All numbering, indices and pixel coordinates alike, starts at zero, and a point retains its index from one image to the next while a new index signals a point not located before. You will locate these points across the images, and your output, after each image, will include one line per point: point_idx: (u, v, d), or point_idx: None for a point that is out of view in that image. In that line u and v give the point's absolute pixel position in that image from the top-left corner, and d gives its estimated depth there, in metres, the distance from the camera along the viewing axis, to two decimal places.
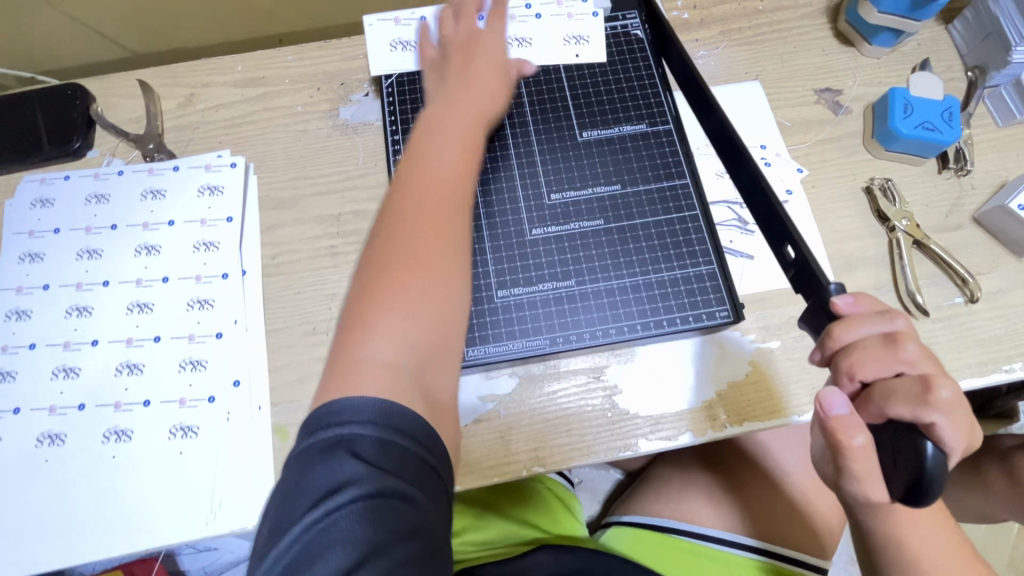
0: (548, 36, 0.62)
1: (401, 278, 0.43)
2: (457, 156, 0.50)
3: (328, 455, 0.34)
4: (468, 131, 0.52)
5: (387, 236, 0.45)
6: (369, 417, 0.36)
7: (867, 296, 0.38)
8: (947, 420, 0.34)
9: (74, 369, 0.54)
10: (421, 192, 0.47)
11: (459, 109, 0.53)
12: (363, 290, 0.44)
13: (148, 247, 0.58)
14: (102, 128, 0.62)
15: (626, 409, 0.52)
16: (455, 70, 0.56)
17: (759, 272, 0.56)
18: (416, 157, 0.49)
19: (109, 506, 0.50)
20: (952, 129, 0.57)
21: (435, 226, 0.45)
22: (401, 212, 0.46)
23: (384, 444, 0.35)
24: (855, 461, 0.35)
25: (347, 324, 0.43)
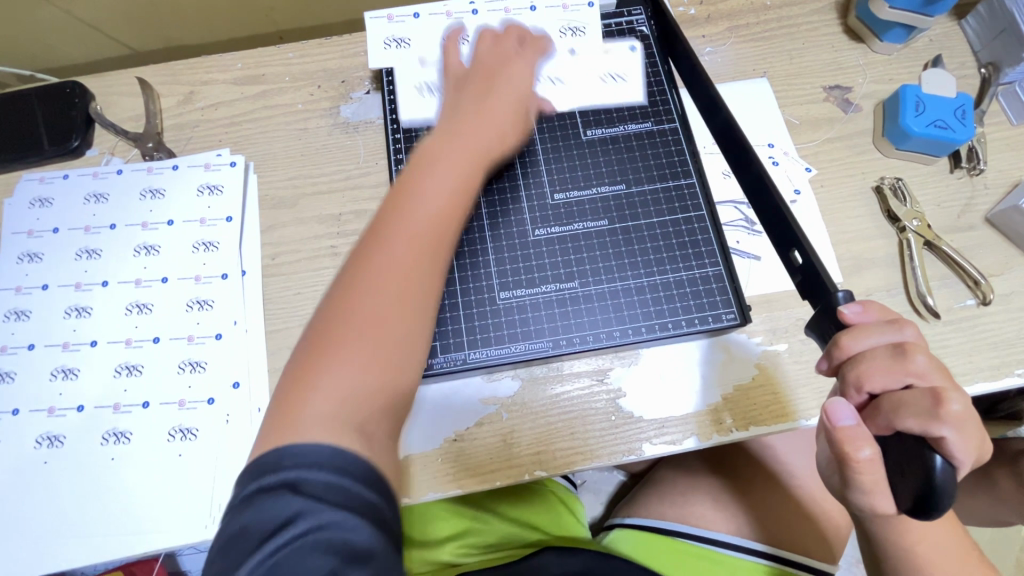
0: (584, 79, 0.60)
1: (357, 333, 0.38)
2: (448, 200, 0.44)
3: (272, 491, 0.32)
4: (468, 174, 0.46)
5: (355, 277, 0.40)
6: (320, 458, 0.33)
7: (875, 303, 0.37)
8: (957, 435, 0.32)
9: (73, 370, 0.53)
10: (398, 237, 0.41)
11: (463, 144, 0.47)
12: (317, 336, 0.38)
13: (147, 246, 0.57)
14: (101, 127, 0.61)
15: (630, 413, 0.51)
16: (470, 99, 0.51)
17: (766, 273, 0.55)
18: (405, 190, 0.43)
19: (107, 508, 0.49)
20: (965, 127, 0.56)
21: (405, 281, 0.40)
22: (375, 254, 0.40)
23: (331, 482, 0.32)
24: (862, 473, 0.34)
25: (300, 368, 0.38)
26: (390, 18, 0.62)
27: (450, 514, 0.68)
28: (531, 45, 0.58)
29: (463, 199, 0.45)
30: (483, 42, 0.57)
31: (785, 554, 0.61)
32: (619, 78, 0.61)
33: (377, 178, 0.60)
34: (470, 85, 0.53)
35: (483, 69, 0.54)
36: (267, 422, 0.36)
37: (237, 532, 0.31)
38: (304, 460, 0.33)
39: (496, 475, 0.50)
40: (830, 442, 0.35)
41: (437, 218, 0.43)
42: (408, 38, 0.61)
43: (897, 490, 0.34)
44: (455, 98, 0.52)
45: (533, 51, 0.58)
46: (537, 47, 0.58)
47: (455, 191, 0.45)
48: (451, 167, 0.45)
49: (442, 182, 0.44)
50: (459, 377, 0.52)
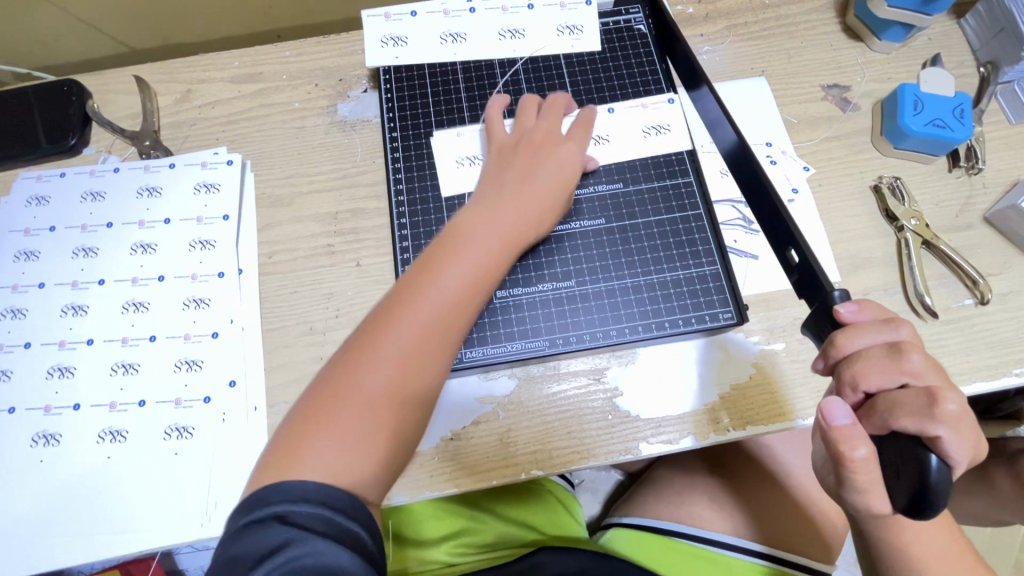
0: (627, 132, 0.58)
1: (360, 404, 0.38)
2: (470, 286, 0.43)
3: (261, 522, 0.33)
4: (495, 263, 0.45)
5: (367, 348, 0.40)
6: (306, 493, 0.34)
7: (872, 303, 0.37)
8: (952, 433, 0.32)
9: (69, 369, 0.53)
10: (417, 324, 0.41)
11: (495, 225, 0.47)
12: (322, 397, 0.39)
13: (143, 245, 0.57)
14: (98, 125, 0.61)
15: (626, 412, 0.51)
16: (509, 174, 0.50)
17: (763, 272, 0.55)
18: (430, 268, 0.43)
19: (102, 507, 0.49)
20: (963, 126, 0.56)
21: (416, 363, 0.40)
22: (390, 329, 0.40)
23: (318, 512, 0.33)
24: (857, 473, 0.34)
25: (303, 417, 0.38)
26: (387, 16, 0.62)
27: (446, 514, 0.68)
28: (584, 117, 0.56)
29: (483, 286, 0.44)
30: (528, 109, 0.56)
31: (783, 555, 0.61)
32: (661, 131, 0.58)
33: (374, 176, 0.60)
34: (512, 159, 0.52)
35: (530, 140, 0.53)
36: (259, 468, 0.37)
37: (227, 561, 0.32)
38: (292, 494, 0.34)
39: (492, 474, 0.49)
40: (826, 442, 0.35)
41: (455, 305, 0.42)
42: (405, 37, 0.62)
43: (892, 491, 0.34)
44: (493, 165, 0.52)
45: (584, 121, 0.55)
46: (589, 113, 0.56)
47: (477, 276, 0.44)
48: (478, 253, 0.45)
49: (468, 268, 0.44)
50: (455, 376, 0.52)
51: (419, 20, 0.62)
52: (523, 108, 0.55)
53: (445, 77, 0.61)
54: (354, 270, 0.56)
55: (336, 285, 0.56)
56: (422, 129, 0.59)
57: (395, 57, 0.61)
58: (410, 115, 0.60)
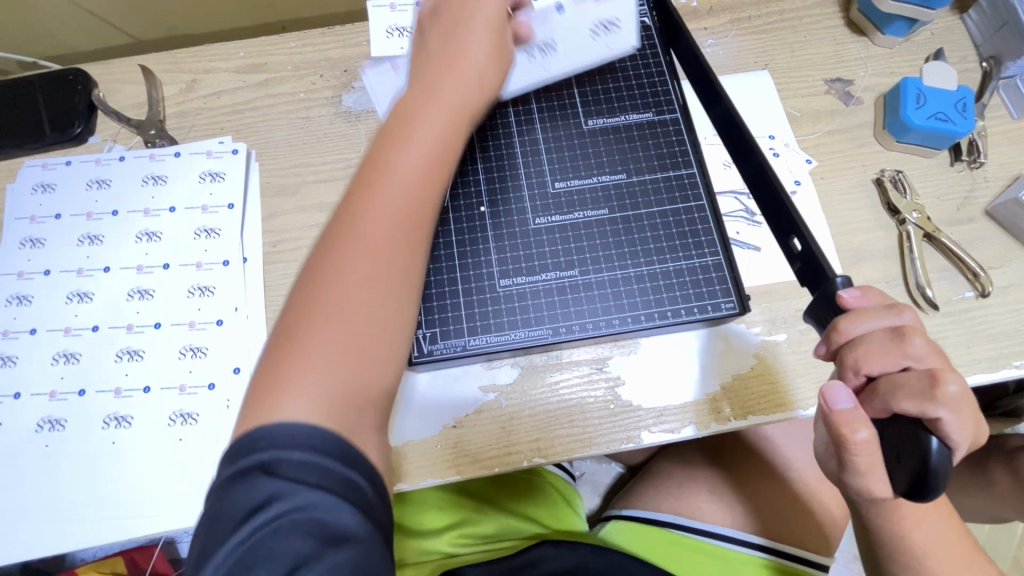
0: (574, 36, 0.59)
1: (339, 312, 0.36)
2: (423, 167, 0.40)
3: (248, 474, 0.32)
4: (449, 135, 0.41)
5: (333, 259, 0.37)
6: (293, 441, 0.32)
7: (874, 289, 0.37)
8: (953, 416, 0.33)
9: (74, 355, 0.54)
10: (369, 222, 0.38)
11: (437, 97, 0.42)
12: (292, 324, 0.36)
13: (149, 233, 0.57)
14: (104, 114, 0.62)
15: (628, 402, 0.51)
16: (441, 45, 0.45)
17: (765, 264, 0.55)
18: (372, 159, 0.40)
19: (106, 493, 0.50)
20: (965, 120, 0.56)
21: (388, 259, 0.38)
22: (351, 233, 0.37)
23: (308, 461, 0.32)
24: (858, 456, 0.34)
25: (277, 356, 0.36)
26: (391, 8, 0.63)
27: (447, 506, 0.69)
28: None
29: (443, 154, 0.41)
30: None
31: (782, 546, 0.61)
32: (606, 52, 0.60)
33: None
34: (435, 37, 0.45)
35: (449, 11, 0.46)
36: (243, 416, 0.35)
37: (215, 516, 0.31)
38: (281, 440, 0.32)
39: (495, 461, 0.50)
40: (827, 424, 0.35)
41: (415, 190, 0.39)
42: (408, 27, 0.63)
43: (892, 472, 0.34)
44: (420, 49, 0.46)
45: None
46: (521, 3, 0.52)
47: (435, 153, 0.40)
48: (432, 129, 0.41)
49: (418, 148, 0.40)
50: (458, 364, 0.52)
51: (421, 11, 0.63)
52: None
53: None
54: None
55: None
56: None
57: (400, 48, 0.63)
58: None
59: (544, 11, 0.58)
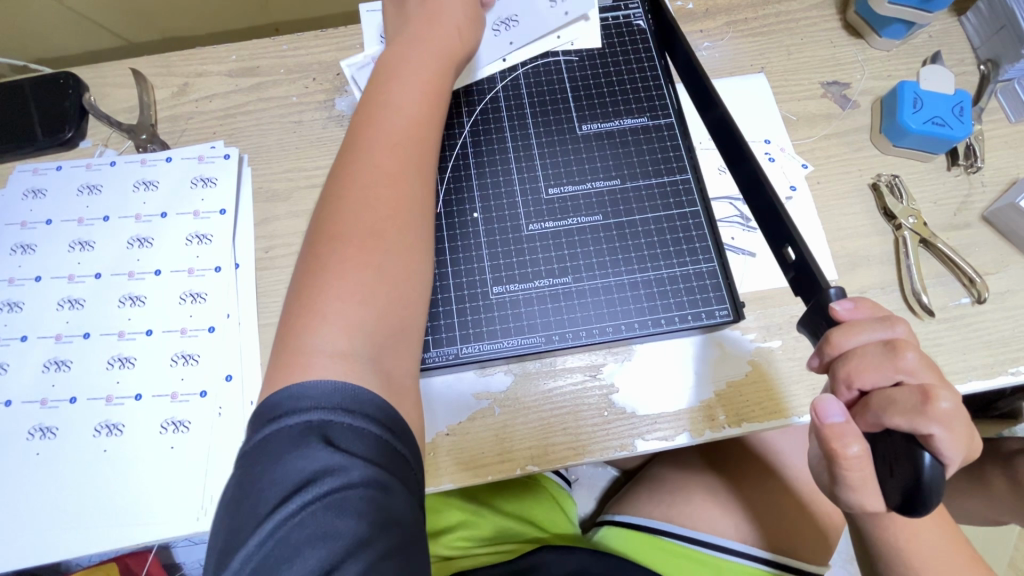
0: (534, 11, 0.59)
1: (355, 251, 0.40)
2: (417, 104, 0.46)
3: (301, 440, 0.33)
4: (433, 91, 0.47)
5: (338, 212, 0.41)
6: (343, 402, 0.35)
7: (868, 301, 0.36)
8: (945, 432, 0.32)
9: (65, 362, 0.53)
10: (372, 168, 0.42)
11: (421, 60, 0.48)
12: (304, 278, 0.40)
13: (140, 239, 0.57)
14: (95, 118, 0.61)
15: (622, 409, 0.51)
16: (420, 19, 0.50)
17: (759, 269, 0.55)
18: (367, 115, 0.45)
19: (98, 501, 0.49)
20: (963, 124, 0.56)
21: (395, 198, 0.42)
22: (357, 177, 0.42)
23: (360, 431, 0.34)
24: (850, 470, 0.34)
25: (293, 313, 0.39)
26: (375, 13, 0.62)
27: (447, 507, 0.68)
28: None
29: (431, 107, 0.46)
30: None
31: (780, 558, 0.61)
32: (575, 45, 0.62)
33: None
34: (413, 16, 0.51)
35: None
36: (273, 365, 0.38)
37: (263, 481, 0.33)
38: (325, 402, 0.35)
39: (487, 470, 0.49)
40: (818, 438, 0.34)
41: (408, 139, 0.44)
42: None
43: (883, 485, 0.33)
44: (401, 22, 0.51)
45: None
46: None
47: (424, 107, 0.46)
48: (416, 79, 0.47)
49: (411, 102, 0.46)
50: (451, 371, 0.52)
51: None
52: None
53: None
54: None
55: None
56: None
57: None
58: None
59: None
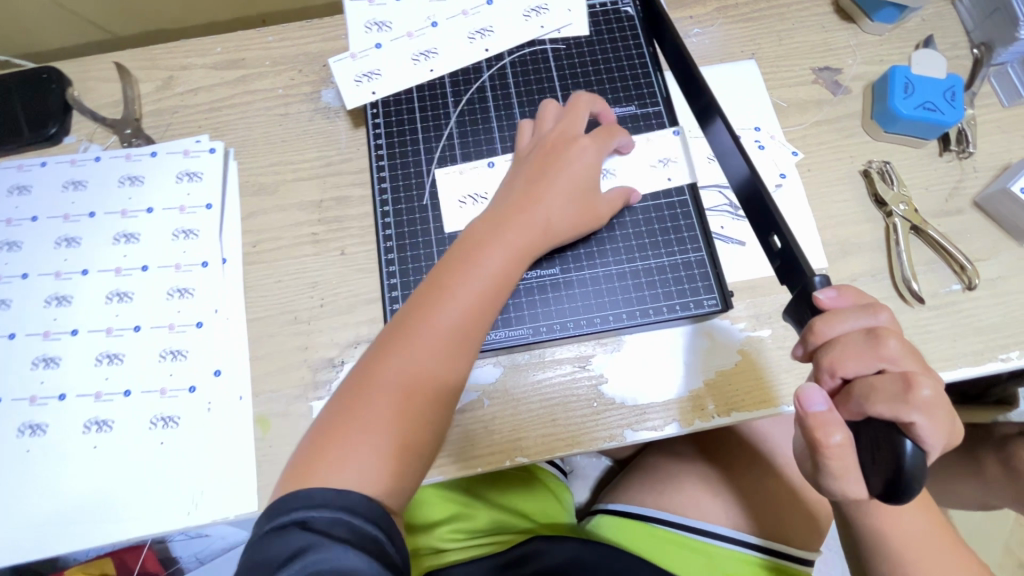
0: (508, 22, 0.61)
1: (387, 410, 0.41)
2: (492, 286, 0.46)
3: (284, 528, 0.35)
4: (501, 280, 0.46)
5: (381, 366, 0.42)
6: (326, 498, 0.36)
7: (852, 289, 0.35)
8: (927, 421, 0.31)
9: (54, 359, 0.53)
10: (434, 333, 0.43)
11: (509, 238, 0.47)
12: (338, 418, 0.41)
13: (127, 235, 0.57)
14: (80, 113, 0.61)
15: (612, 399, 0.51)
16: (527, 186, 0.50)
17: (748, 258, 0.55)
18: (448, 275, 0.45)
19: (88, 498, 0.50)
20: (954, 109, 0.55)
21: (434, 372, 0.43)
22: (414, 343, 0.43)
23: (336, 517, 0.35)
24: (832, 461, 0.33)
25: (314, 445, 0.40)
26: (448, 131, 0.58)
27: (439, 499, 0.66)
28: (606, 128, 0.54)
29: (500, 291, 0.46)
30: (548, 111, 0.55)
31: (771, 545, 0.61)
32: (562, 33, 0.61)
33: (358, 164, 0.59)
34: (527, 172, 0.51)
35: (545, 150, 0.52)
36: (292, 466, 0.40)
37: (255, 564, 0.34)
38: (314, 501, 0.36)
39: (477, 462, 0.50)
40: (802, 427, 0.34)
41: (466, 320, 0.44)
42: (484, 193, 0.56)
43: (866, 474, 0.32)
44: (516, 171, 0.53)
45: (609, 129, 0.54)
46: (614, 127, 0.55)
47: (490, 294, 0.46)
48: (500, 255, 0.47)
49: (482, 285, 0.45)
50: None
51: (496, 172, 0.57)
52: (543, 111, 0.55)
53: (433, 90, 0.60)
54: (339, 258, 0.56)
55: (321, 274, 0.55)
56: (406, 113, 0.59)
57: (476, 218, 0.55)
58: (402, 105, 0.59)
59: (475, 6, 0.61)
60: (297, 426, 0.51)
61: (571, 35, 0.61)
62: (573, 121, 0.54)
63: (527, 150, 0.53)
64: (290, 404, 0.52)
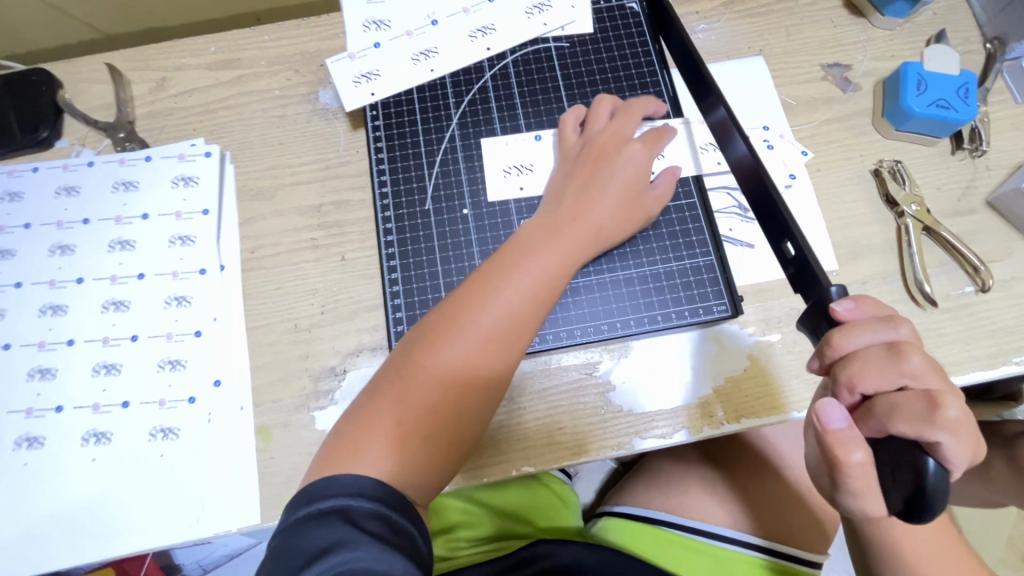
0: (511, 19, 0.59)
1: (427, 398, 0.42)
2: (541, 286, 0.45)
3: (321, 516, 0.35)
4: (551, 282, 0.46)
5: (429, 354, 0.43)
6: (363, 489, 0.37)
7: (868, 298, 0.35)
8: (954, 439, 0.30)
9: (51, 370, 0.52)
10: (479, 335, 0.43)
11: (560, 244, 0.47)
12: (382, 399, 0.42)
13: (122, 242, 0.55)
14: (71, 116, 0.59)
15: (620, 407, 0.50)
16: (576, 190, 0.50)
17: (758, 261, 0.54)
18: (500, 269, 0.46)
19: (88, 511, 0.49)
20: (967, 107, 0.54)
21: (478, 370, 0.43)
22: (463, 336, 0.43)
23: (375, 511, 0.36)
24: (853, 480, 0.32)
25: (357, 423, 0.42)
26: (450, 132, 0.57)
27: (447, 507, 0.67)
28: (656, 131, 0.53)
29: (550, 293, 0.46)
30: (603, 108, 0.54)
31: (779, 547, 0.60)
32: (566, 30, 0.60)
33: (358, 167, 0.57)
34: (577, 176, 0.51)
35: (595, 151, 0.51)
36: (331, 443, 0.41)
37: (288, 551, 0.34)
38: (351, 488, 0.37)
39: (483, 472, 0.49)
40: (821, 445, 0.33)
41: (515, 320, 0.44)
42: (529, 163, 0.56)
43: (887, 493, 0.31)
44: (566, 162, 0.52)
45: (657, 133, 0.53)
46: (664, 129, 0.53)
47: (536, 302, 0.45)
48: (551, 256, 0.46)
49: (529, 290, 0.45)
50: None
51: (543, 145, 0.56)
52: (596, 107, 0.54)
53: (434, 91, 0.58)
54: (339, 264, 0.55)
55: (321, 280, 0.54)
56: (406, 115, 0.58)
57: (520, 188, 0.55)
58: (403, 106, 0.58)
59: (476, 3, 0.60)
60: (300, 437, 0.50)
61: (575, 32, 0.60)
62: (625, 122, 0.53)
63: (576, 145, 0.53)
64: (292, 414, 0.51)
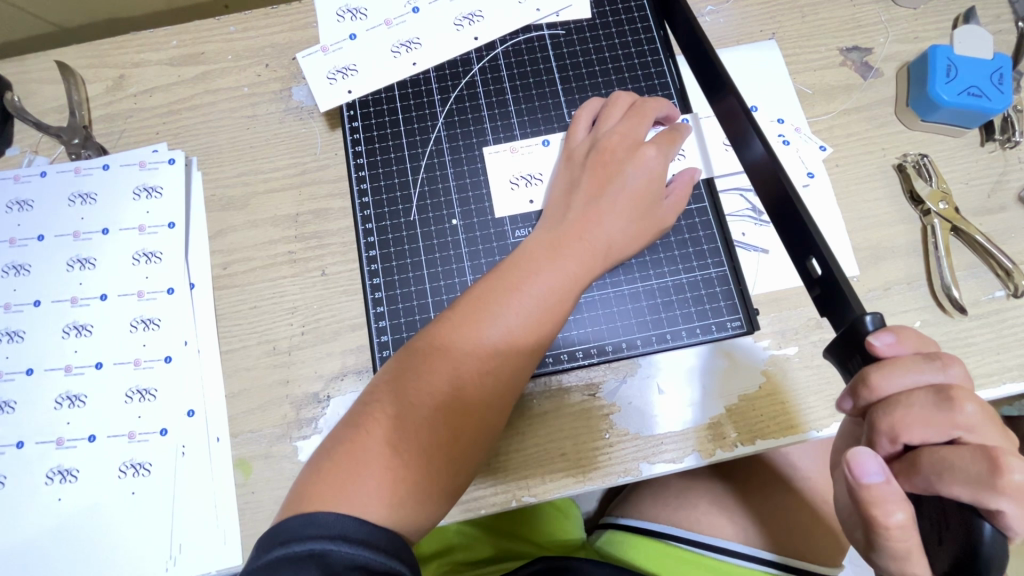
0: (500, 6, 0.54)
1: (420, 428, 0.38)
2: (546, 305, 0.42)
3: (296, 561, 0.31)
4: (556, 301, 0.42)
5: (423, 380, 0.39)
6: (345, 531, 0.33)
7: (911, 332, 0.32)
8: (1019, 509, 0.27)
9: (9, 403, 0.48)
10: (478, 361, 0.40)
11: (566, 255, 0.43)
12: (368, 430, 0.38)
13: (81, 259, 0.51)
14: (21, 121, 0.54)
15: (627, 430, 0.46)
16: (583, 196, 0.46)
17: (774, 268, 0.49)
18: (504, 285, 0.42)
19: (52, 556, 0.45)
20: (1001, 95, 0.49)
21: (478, 399, 0.39)
22: (460, 360, 0.40)
23: (358, 558, 0.32)
24: (895, 541, 0.29)
25: (341, 454, 0.37)
26: (436, 132, 0.52)
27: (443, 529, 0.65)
28: (670, 131, 0.48)
29: (556, 313, 0.42)
30: (615, 108, 0.49)
31: (789, 561, 0.56)
32: (561, 16, 0.55)
33: (337, 170, 0.53)
34: (583, 178, 0.46)
35: (602, 150, 0.47)
36: (309, 480, 0.36)
37: None
38: (331, 530, 0.33)
39: (479, 504, 0.45)
40: (858, 501, 0.30)
41: (517, 343, 0.41)
42: (538, 172, 0.51)
43: (929, 556, 0.29)
44: (572, 166, 0.48)
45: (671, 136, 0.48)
46: (678, 130, 0.48)
47: (540, 319, 0.41)
48: (557, 270, 0.43)
49: (532, 307, 0.41)
50: None
51: (552, 151, 0.51)
52: (607, 107, 0.49)
53: (418, 87, 0.53)
54: (319, 279, 0.50)
55: (300, 297, 0.50)
56: (388, 114, 0.53)
57: (530, 201, 0.50)
58: (385, 105, 0.53)
59: None
60: (280, 470, 0.46)
61: (572, 18, 0.55)
62: (638, 122, 0.48)
63: (582, 149, 0.48)
64: (273, 444, 0.47)
